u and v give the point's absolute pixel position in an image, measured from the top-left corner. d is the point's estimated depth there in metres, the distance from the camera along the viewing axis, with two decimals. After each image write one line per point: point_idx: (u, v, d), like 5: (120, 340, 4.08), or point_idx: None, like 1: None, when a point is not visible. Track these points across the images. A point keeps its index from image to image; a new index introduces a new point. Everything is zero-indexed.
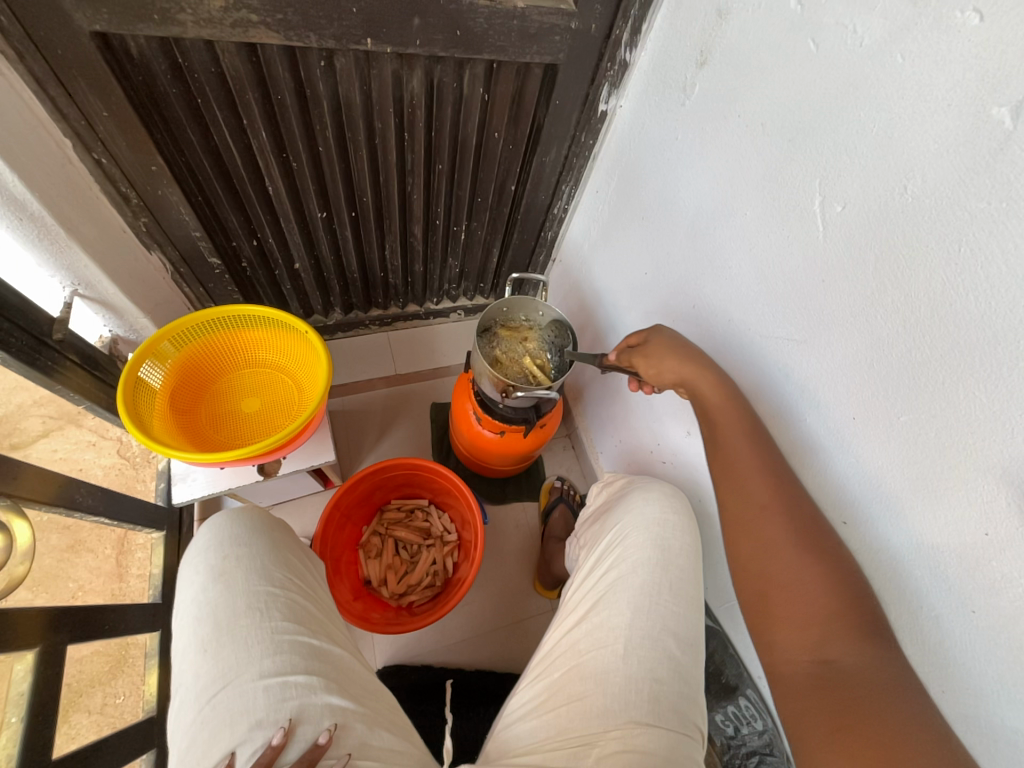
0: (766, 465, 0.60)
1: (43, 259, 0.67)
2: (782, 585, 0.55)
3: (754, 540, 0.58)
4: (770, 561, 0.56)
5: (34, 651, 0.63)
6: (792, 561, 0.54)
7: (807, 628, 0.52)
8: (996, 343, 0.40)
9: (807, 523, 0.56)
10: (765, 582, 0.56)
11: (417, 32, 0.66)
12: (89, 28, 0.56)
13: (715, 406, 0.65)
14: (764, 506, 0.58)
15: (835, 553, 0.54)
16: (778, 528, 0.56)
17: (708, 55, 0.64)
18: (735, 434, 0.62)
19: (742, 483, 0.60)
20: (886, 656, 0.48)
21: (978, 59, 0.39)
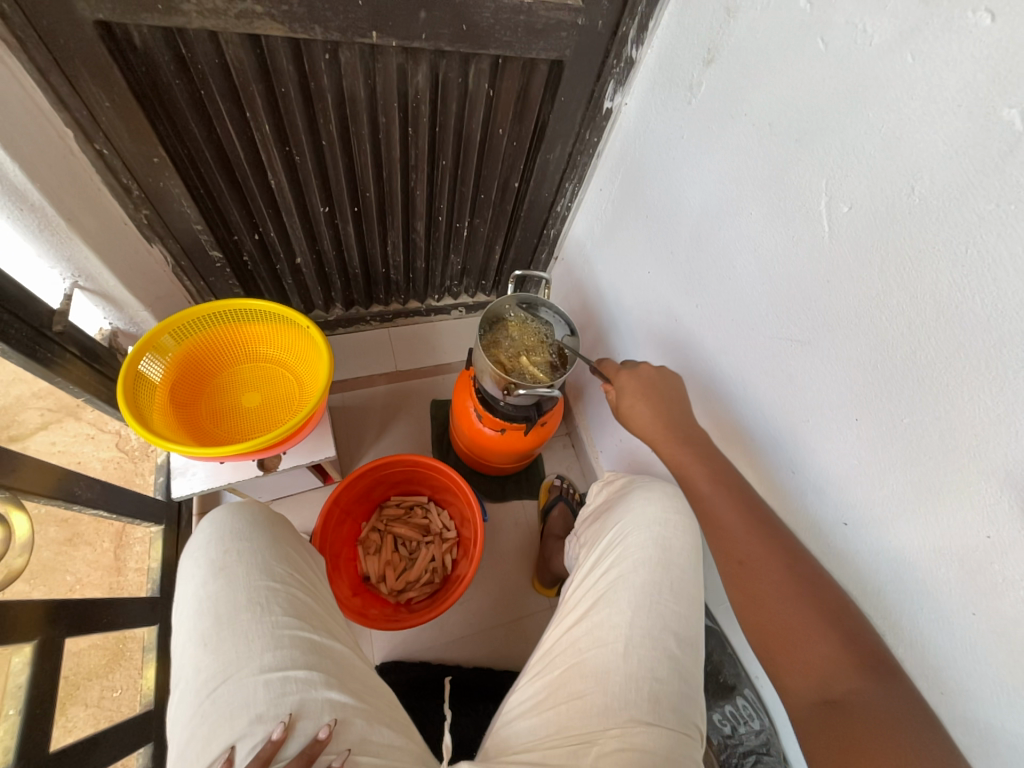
0: (740, 513, 0.62)
1: (44, 250, 0.66)
2: (775, 631, 0.55)
3: (740, 588, 0.59)
4: (758, 608, 0.57)
5: (32, 643, 0.62)
6: (780, 605, 0.55)
7: (806, 670, 0.52)
8: (1003, 345, 0.40)
9: (789, 566, 0.57)
10: (759, 627, 0.56)
11: (423, 26, 0.65)
12: (92, 17, 0.56)
13: (682, 458, 0.67)
14: (742, 556, 0.59)
15: (819, 592, 0.55)
16: (763, 573, 0.57)
17: (715, 54, 0.64)
18: (709, 485, 0.64)
19: (720, 532, 0.62)
20: (889, 692, 0.48)
21: (989, 60, 0.38)
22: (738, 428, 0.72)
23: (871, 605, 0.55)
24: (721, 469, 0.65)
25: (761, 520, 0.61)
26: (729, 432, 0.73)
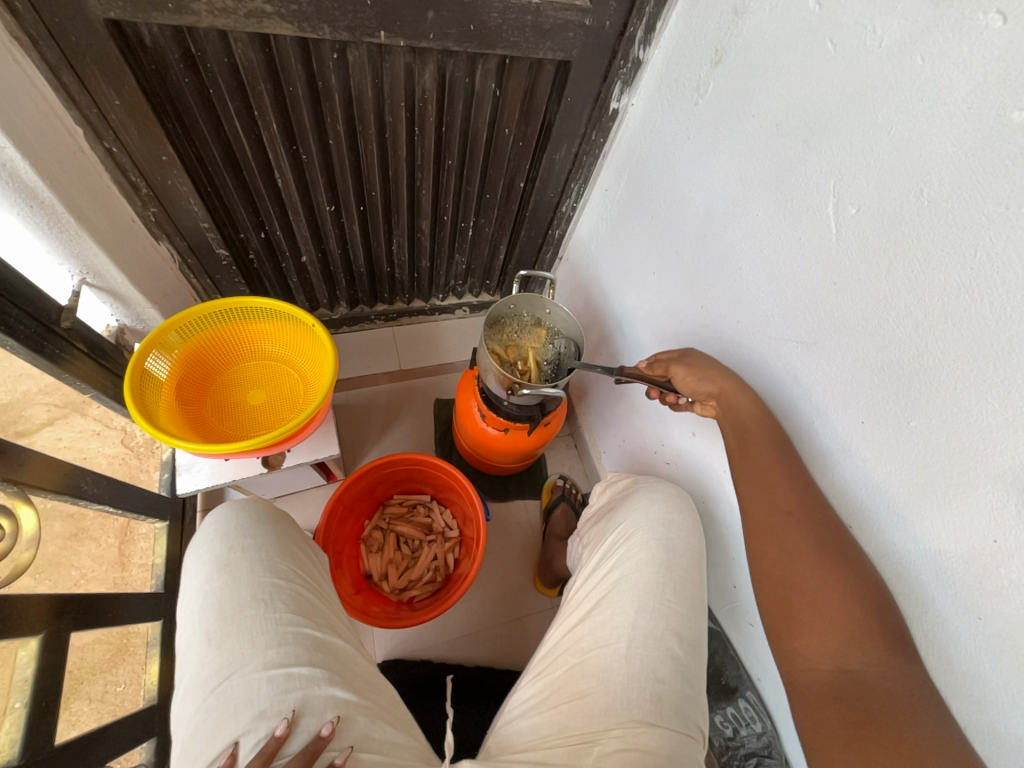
0: (791, 471, 0.59)
1: (53, 246, 0.67)
2: (807, 590, 0.54)
3: (777, 546, 0.57)
4: (793, 567, 0.55)
5: (37, 637, 0.63)
6: (817, 568, 0.54)
7: (829, 636, 0.52)
8: (1012, 349, 0.40)
9: (831, 530, 0.55)
10: (789, 586, 0.55)
11: (431, 26, 0.66)
12: (103, 15, 0.56)
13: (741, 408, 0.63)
14: (789, 511, 0.57)
15: (860, 560, 0.53)
16: (806, 533, 0.56)
17: (723, 54, 0.63)
18: (758, 440, 0.61)
19: (766, 488, 0.59)
20: (905, 670, 0.48)
21: (999, 63, 0.38)
22: None
23: None
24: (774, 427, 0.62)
25: (807, 480, 0.59)
26: None
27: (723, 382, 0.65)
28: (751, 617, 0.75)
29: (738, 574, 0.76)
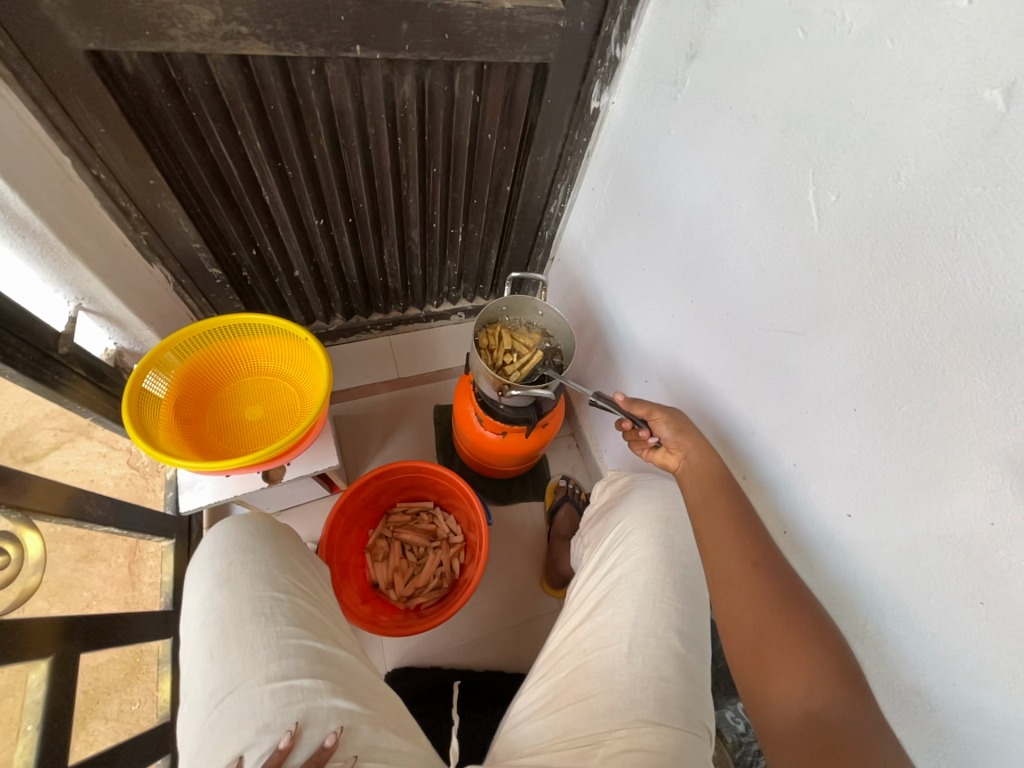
0: (752, 524, 0.62)
1: (47, 275, 0.68)
2: (775, 638, 0.55)
3: (744, 596, 0.58)
4: (757, 615, 0.57)
5: (48, 659, 0.64)
6: (780, 616, 0.56)
7: (797, 682, 0.53)
8: (997, 329, 0.40)
9: (790, 582, 0.58)
10: (756, 635, 0.56)
11: (406, 37, 0.66)
12: (84, 47, 0.57)
13: (708, 466, 0.66)
14: (755, 562, 0.59)
15: (816, 609, 0.56)
16: (770, 584, 0.58)
17: (697, 48, 0.63)
18: (724, 494, 0.64)
19: (733, 540, 0.61)
20: (866, 710, 0.50)
21: (968, 42, 0.38)
22: (739, 422, 0.71)
23: (878, 597, 0.55)
24: (737, 483, 0.65)
25: (762, 536, 0.61)
26: (730, 426, 0.73)
27: (692, 435, 0.68)
28: None
29: None
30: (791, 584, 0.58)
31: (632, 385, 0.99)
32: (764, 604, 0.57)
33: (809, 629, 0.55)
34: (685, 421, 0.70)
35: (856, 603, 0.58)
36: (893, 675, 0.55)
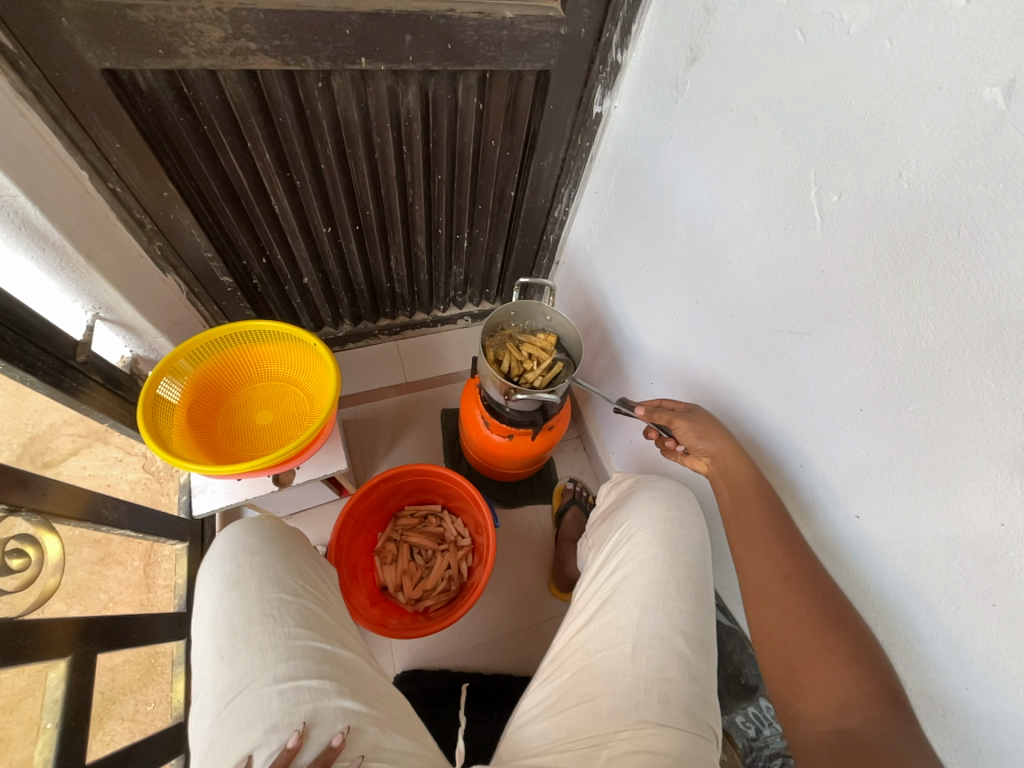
0: (790, 535, 0.61)
1: (66, 285, 0.70)
2: (804, 652, 0.55)
3: (776, 608, 0.58)
4: (790, 628, 0.57)
5: (66, 659, 0.65)
6: (812, 629, 0.55)
7: (827, 697, 0.52)
8: (1002, 328, 0.39)
9: (829, 596, 0.57)
10: (788, 649, 0.56)
11: (410, 48, 0.68)
12: (100, 65, 0.59)
13: (740, 475, 0.66)
14: (789, 576, 0.59)
15: (856, 626, 0.55)
16: (804, 597, 0.57)
17: (697, 52, 0.64)
18: (756, 504, 0.64)
19: (766, 551, 0.61)
20: (904, 732, 0.48)
21: (967, 41, 0.38)
22: (744, 423, 0.71)
23: (887, 599, 0.54)
24: (774, 493, 0.65)
25: (802, 546, 0.61)
26: (736, 426, 0.72)
27: (718, 440, 0.69)
28: None
29: None
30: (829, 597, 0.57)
31: (638, 386, 0.99)
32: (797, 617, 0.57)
33: (847, 645, 0.53)
34: (716, 428, 0.70)
35: (865, 605, 0.57)
36: (903, 679, 0.54)
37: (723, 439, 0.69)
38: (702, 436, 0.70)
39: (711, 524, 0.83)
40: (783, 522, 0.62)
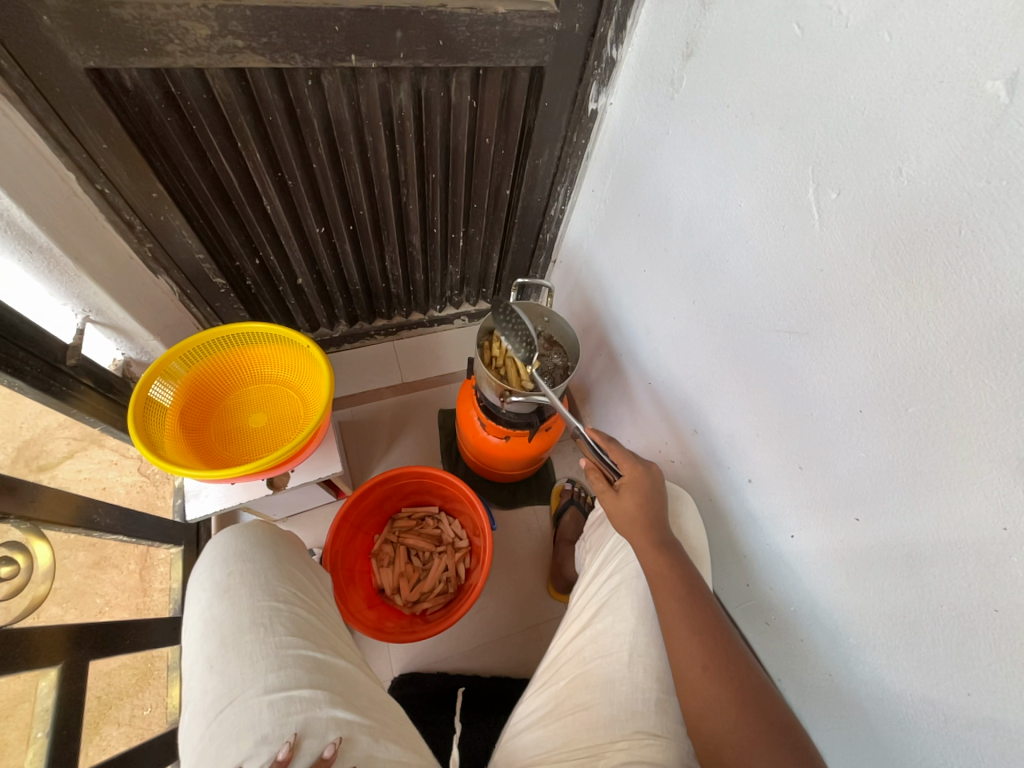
0: (703, 620, 0.58)
1: (55, 288, 0.70)
2: (729, 733, 0.51)
3: (698, 701, 0.54)
4: (713, 720, 0.52)
5: (57, 667, 0.65)
6: (735, 721, 0.51)
7: None
8: (1005, 328, 0.38)
9: (747, 683, 0.54)
10: (714, 742, 0.51)
11: (400, 45, 0.66)
12: (84, 65, 0.58)
13: (650, 562, 0.63)
14: (705, 665, 0.55)
15: (777, 711, 0.52)
16: (723, 688, 0.53)
17: (694, 47, 0.63)
18: (669, 583, 0.60)
19: (680, 635, 0.57)
20: None
21: (968, 33, 0.37)
22: (741, 425, 0.70)
23: (887, 605, 0.53)
24: (698, 576, 0.62)
25: (720, 631, 0.57)
26: (735, 427, 0.71)
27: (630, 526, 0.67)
28: (767, 616, 0.72)
29: (749, 572, 0.74)
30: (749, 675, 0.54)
31: (635, 387, 0.98)
32: (717, 701, 0.53)
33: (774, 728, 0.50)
34: (638, 515, 0.67)
35: (864, 610, 0.56)
36: (903, 684, 0.53)
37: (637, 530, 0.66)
38: (624, 523, 0.68)
39: (709, 525, 0.82)
40: (699, 603, 0.59)
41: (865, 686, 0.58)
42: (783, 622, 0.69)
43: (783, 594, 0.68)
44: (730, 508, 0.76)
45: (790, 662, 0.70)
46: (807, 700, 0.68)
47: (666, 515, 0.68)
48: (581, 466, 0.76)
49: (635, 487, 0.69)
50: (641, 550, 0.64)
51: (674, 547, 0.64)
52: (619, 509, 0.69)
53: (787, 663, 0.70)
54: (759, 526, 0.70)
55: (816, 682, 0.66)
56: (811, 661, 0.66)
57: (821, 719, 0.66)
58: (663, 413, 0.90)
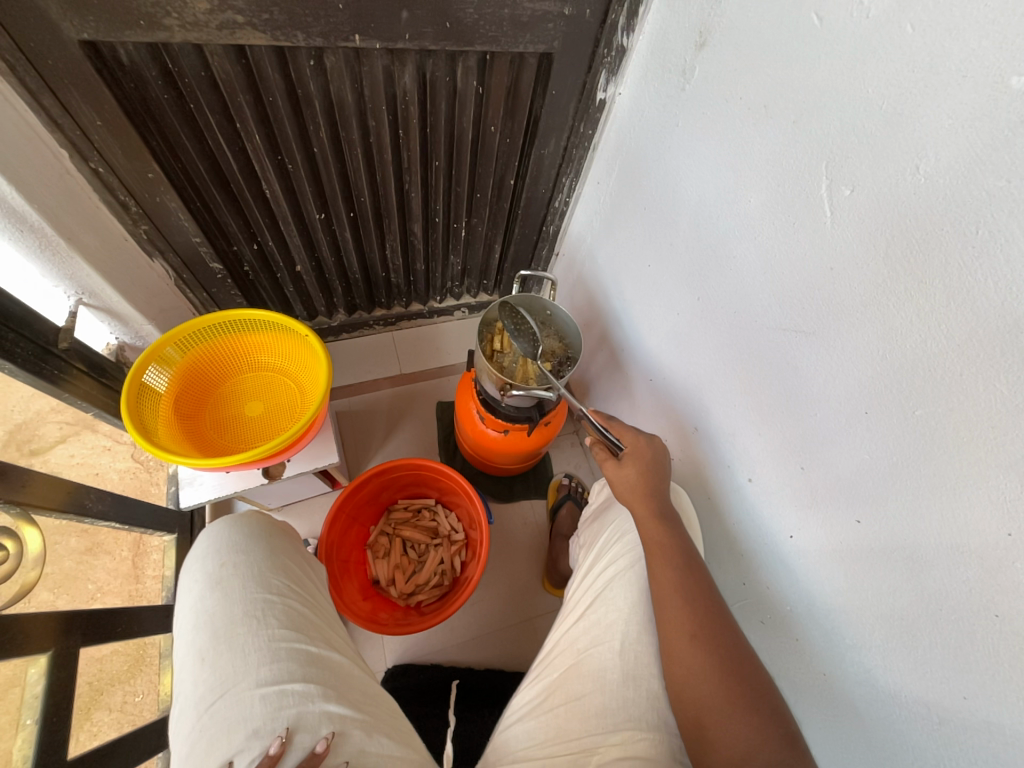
0: (695, 590, 0.59)
1: (47, 269, 0.68)
2: (714, 706, 0.52)
3: (682, 668, 0.55)
4: (696, 687, 0.54)
5: (46, 654, 0.64)
6: (718, 688, 0.53)
7: (731, 747, 0.50)
8: (1019, 330, 0.37)
9: (732, 652, 0.55)
10: (697, 709, 0.53)
11: (406, 26, 0.65)
12: (77, 37, 0.56)
13: (649, 531, 0.63)
14: (694, 633, 0.56)
15: (764, 690, 0.53)
16: (708, 655, 0.55)
17: (707, 36, 0.61)
18: (666, 557, 0.61)
19: (671, 603, 0.58)
20: None
21: (995, 26, 0.36)
22: (743, 423, 0.69)
23: (885, 607, 0.53)
24: (699, 554, 0.62)
25: (712, 608, 0.58)
26: (738, 425, 0.71)
27: (632, 489, 0.68)
28: (762, 615, 0.72)
29: (746, 571, 0.74)
30: (735, 651, 0.55)
31: (636, 383, 0.97)
32: (703, 671, 0.54)
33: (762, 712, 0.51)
34: (638, 484, 0.68)
35: (861, 612, 0.56)
36: (900, 686, 0.53)
37: (638, 497, 0.67)
38: (624, 491, 0.69)
39: (707, 523, 0.82)
40: (694, 579, 0.59)
41: (859, 686, 0.58)
42: (779, 621, 0.69)
43: (780, 593, 0.68)
44: (729, 506, 0.75)
45: (783, 660, 0.70)
46: (800, 699, 0.68)
47: (666, 488, 0.69)
48: (588, 439, 0.76)
49: (639, 457, 0.70)
50: (642, 520, 0.65)
51: (676, 520, 0.65)
52: (622, 473, 0.69)
53: (781, 662, 0.71)
54: (759, 526, 0.70)
55: (809, 681, 0.66)
56: (806, 661, 0.66)
57: (813, 718, 0.67)
58: (663, 409, 0.89)
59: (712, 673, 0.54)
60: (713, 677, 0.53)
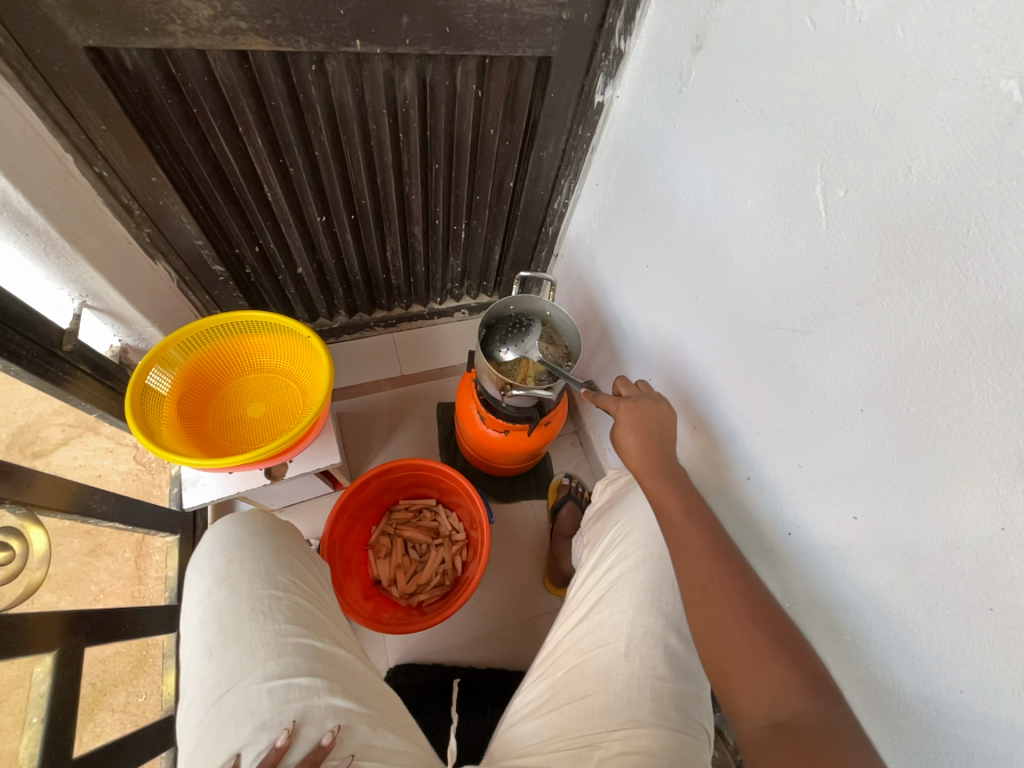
0: (705, 543, 0.63)
1: (51, 271, 0.69)
2: (733, 650, 0.56)
3: (699, 617, 0.59)
4: (714, 632, 0.57)
5: (51, 653, 0.65)
6: (734, 631, 0.57)
7: (754, 686, 0.53)
8: (1010, 328, 0.38)
9: (744, 597, 0.59)
10: (715, 653, 0.57)
11: (406, 31, 0.66)
12: (82, 43, 0.57)
13: (655, 494, 0.67)
14: (706, 583, 0.60)
15: (779, 629, 0.57)
16: (722, 602, 0.58)
17: (703, 40, 0.62)
18: (674, 516, 0.65)
19: (684, 558, 0.62)
20: (835, 712, 0.51)
21: (984, 30, 0.36)
22: (742, 421, 0.70)
23: (883, 603, 0.53)
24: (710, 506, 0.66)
25: (721, 559, 0.62)
26: (736, 421, 0.71)
27: (636, 453, 0.71)
28: None
29: None
30: (747, 596, 0.59)
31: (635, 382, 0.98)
32: (719, 620, 0.58)
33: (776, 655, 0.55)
34: (640, 448, 0.71)
35: (859, 608, 0.57)
36: (898, 683, 0.53)
37: (642, 460, 0.70)
38: (628, 457, 0.72)
39: None
40: (704, 536, 0.63)
41: (857, 682, 0.59)
42: None
43: (779, 590, 0.69)
44: (729, 504, 0.76)
45: None
46: None
47: (668, 448, 0.71)
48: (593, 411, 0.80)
49: (639, 423, 0.73)
50: (648, 484, 0.69)
51: (682, 479, 0.69)
52: (624, 438, 0.72)
53: None
54: (758, 524, 0.71)
55: None
56: None
57: None
58: None
59: (727, 622, 0.57)
60: (729, 624, 0.57)
